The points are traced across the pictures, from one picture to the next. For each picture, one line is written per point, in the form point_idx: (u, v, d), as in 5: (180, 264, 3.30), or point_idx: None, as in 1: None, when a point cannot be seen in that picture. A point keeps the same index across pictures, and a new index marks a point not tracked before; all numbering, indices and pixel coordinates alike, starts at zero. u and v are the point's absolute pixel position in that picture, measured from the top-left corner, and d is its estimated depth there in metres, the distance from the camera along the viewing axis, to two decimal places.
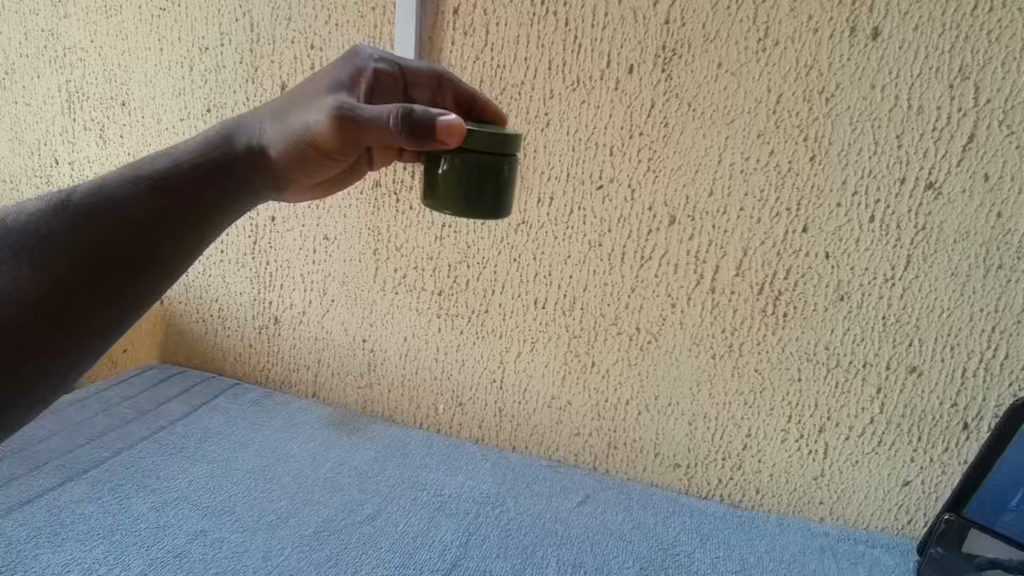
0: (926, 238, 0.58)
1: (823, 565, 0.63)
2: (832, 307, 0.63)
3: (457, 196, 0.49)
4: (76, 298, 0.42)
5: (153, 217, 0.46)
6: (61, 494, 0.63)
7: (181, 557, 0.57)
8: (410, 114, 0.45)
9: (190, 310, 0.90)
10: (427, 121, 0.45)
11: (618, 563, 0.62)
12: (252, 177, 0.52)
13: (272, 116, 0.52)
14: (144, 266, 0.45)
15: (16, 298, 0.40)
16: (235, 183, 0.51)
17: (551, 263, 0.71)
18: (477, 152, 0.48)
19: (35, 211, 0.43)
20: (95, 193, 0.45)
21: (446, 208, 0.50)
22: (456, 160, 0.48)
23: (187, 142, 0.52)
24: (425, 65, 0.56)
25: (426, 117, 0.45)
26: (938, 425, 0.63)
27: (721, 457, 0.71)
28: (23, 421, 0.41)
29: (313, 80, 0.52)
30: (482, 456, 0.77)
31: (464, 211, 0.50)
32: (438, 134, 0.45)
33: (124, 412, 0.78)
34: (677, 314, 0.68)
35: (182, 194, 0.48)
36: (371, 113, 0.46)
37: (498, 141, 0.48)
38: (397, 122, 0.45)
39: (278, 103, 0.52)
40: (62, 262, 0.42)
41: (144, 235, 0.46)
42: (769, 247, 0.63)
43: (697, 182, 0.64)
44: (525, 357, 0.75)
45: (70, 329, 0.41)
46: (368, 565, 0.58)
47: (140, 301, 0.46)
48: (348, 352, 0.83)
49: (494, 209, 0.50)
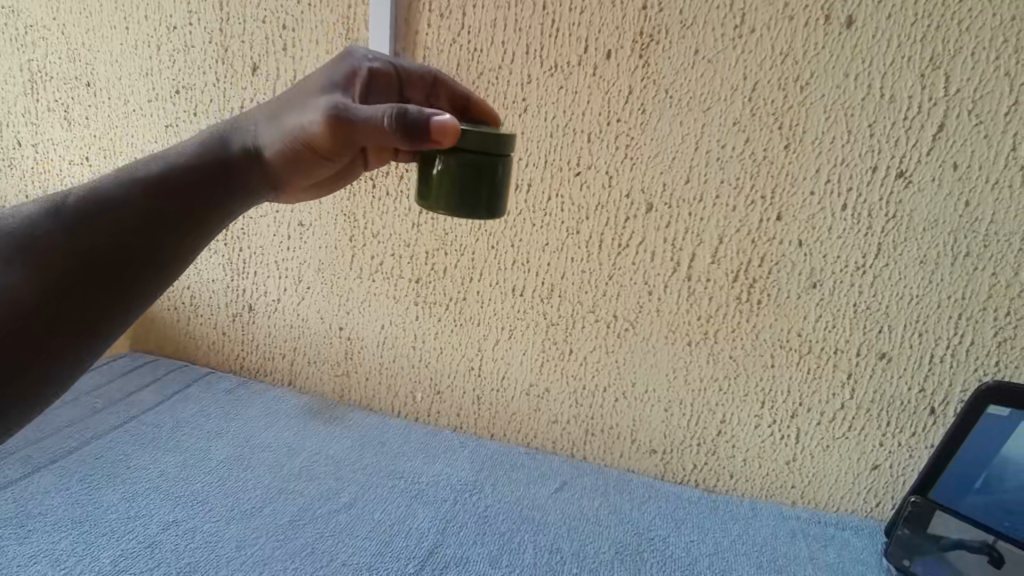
0: (896, 226, 0.59)
1: (794, 548, 0.65)
2: (805, 295, 0.64)
3: (451, 197, 0.48)
4: (72, 304, 0.41)
5: (149, 220, 0.45)
6: (28, 485, 0.62)
7: (152, 547, 0.56)
8: (405, 113, 0.44)
9: (161, 298, 0.89)
10: (420, 120, 0.44)
11: (594, 548, 0.63)
12: (247, 178, 0.51)
13: (266, 117, 0.51)
14: (143, 270, 0.44)
15: (12, 304, 0.38)
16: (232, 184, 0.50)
17: (528, 250, 0.71)
18: (472, 152, 0.47)
19: (29, 214, 0.42)
20: (87, 196, 0.44)
21: (439, 207, 0.49)
22: (451, 161, 0.47)
23: (181, 144, 0.51)
24: (419, 65, 0.56)
25: (420, 117, 0.44)
26: (906, 410, 0.64)
27: (697, 443, 0.72)
28: (14, 428, 0.39)
29: (305, 82, 0.51)
30: (460, 444, 0.77)
31: (457, 211, 0.48)
32: (432, 132, 0.45)
33: (93, 401, 0.76)
34: (654, 302, 0.68)
35: (179, 196, 0.47)
36: (366, 114, 0.45)
37: (492, 140, 0.47)
38: (393, 120, 0.44)
39: (272, 105, 0.52)
40: (55, 269, 0.41)
41: (142, 238, 0.44)
42: (744, 235, 0.63)
43: (673, 169, 0.64)
44: (502, 345, 0.75)
45: (66, 337, 0.40)
46: (345, 554, 0.58)
47: (139, 306, 0.45)
48: (325, 340, 0.82)
49: (488, 209, 0.49)
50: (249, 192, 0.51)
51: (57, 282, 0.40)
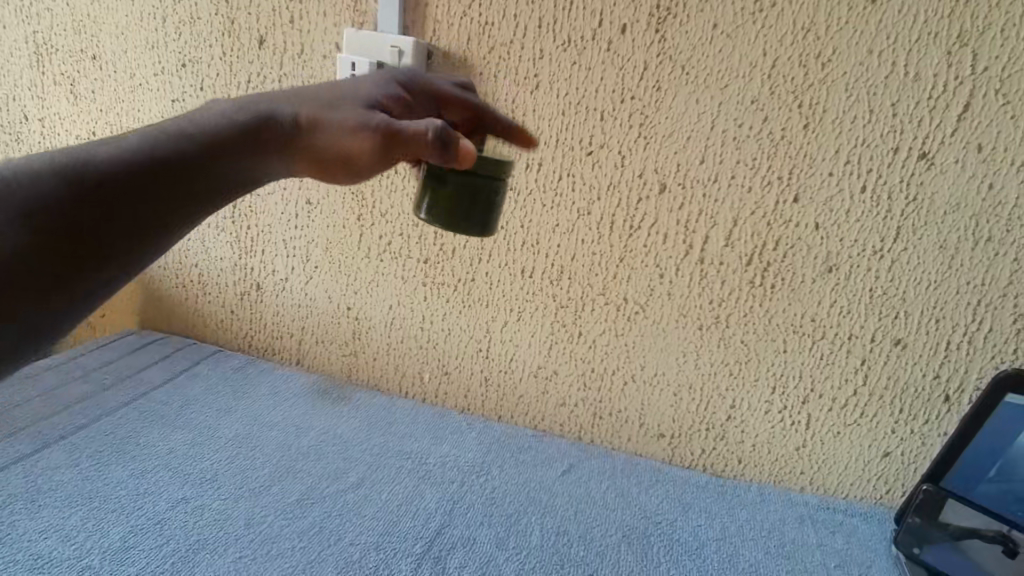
0: (916, 210, 0.58)
1: (802, 534, 0.65)
2: (820, 279, 0.62)
3: (451, 211, 0.52)
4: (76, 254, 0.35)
5: (171, 170, 0.39)
6: (37, 460, 0.62)
7: (162, 524, 0.57)
8: (442, 131, 0.46)
9: (169, 276, 0.87)
10: (453, 141, 0.46)
11: (601, 531, 0.62)
12: (278, 156, 0.45)
13: (297, 100, 0.47)
14: (154, 224, 0.38)
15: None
16: (255, 157, 0.44)
17: (539, 231, 0.70)
18: (478, 175, 0.50)
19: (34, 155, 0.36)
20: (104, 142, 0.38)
21: (439, 220, 0.52)
22: (458, 181, 0.51)
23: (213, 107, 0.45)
24: (452, 88, 0.57)
25: (454, 138, 0.46)
26: (920, 397, 0.64)
27: (705, 427, 0.71)
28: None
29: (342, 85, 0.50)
30: (467, 425, 0.77)
31: (455, 227, 0.52)
32: (461, 152, 0.47)
33: (102, 378, 0.76)
34: (665, 285, 0.67)
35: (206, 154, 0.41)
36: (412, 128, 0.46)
37: (497, 168, 0.51)
38: (439, 136, 0.46)
39: (318, 91, 0.48)
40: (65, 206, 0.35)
41: (158, 199, 0.39)
42: (759, 217, 0.62)
43: (688, 149, 0.62)
44: (511, 327, 0.74)
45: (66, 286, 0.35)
46: (352, 533, 0.58)
47: (140, 265, 0.39)
48: (333, 320, 0.82)
49: (483, 227, 0.53)
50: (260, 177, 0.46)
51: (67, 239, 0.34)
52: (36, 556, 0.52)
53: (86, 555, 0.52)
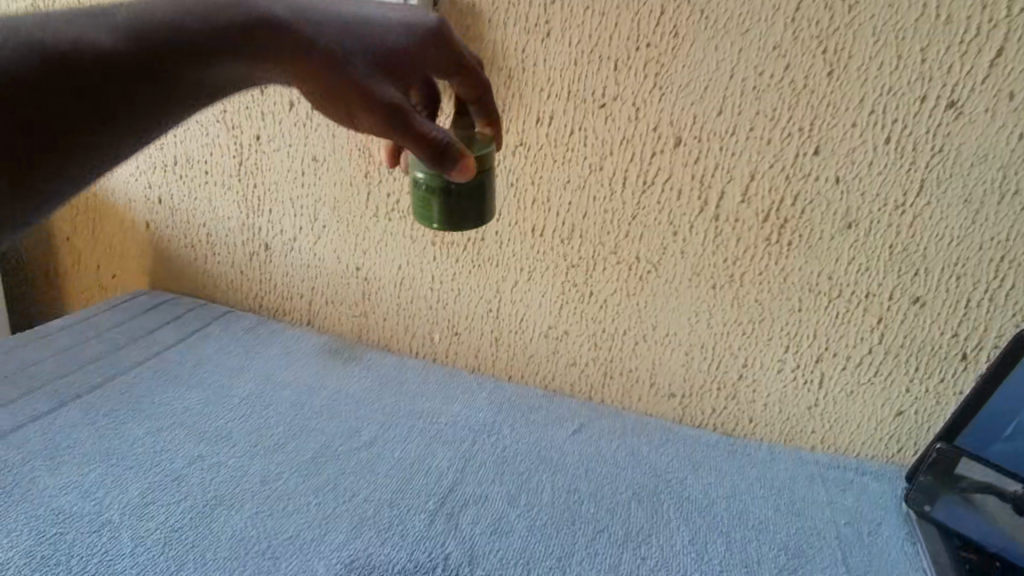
0: (941, 162, 0.56)
1: (812, 492, 0.65)
2: (839, 236, 0.61)
3: (462, 215, 0.51)
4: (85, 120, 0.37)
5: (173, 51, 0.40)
6: (54, 419, 0.63)
7: (179, 481, 0.57)
8: (444, 147, 0.44)
9: (178, 236, 0.86)
10: (455, 158, 0.45)
11: (611, 488, 0.63)
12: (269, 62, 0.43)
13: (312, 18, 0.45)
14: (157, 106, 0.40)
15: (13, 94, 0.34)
16: (255, 62, 0.43)
17: (550, 188, 0.68)
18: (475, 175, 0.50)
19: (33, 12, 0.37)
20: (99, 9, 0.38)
21: (450, 226, 0.52)
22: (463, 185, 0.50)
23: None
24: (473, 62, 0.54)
25: (456, 155, 0.45)
26: (937, 355, 0.63)
27: (717, 387, 0.71)
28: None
29: (383, 26, 0.48)
30: (478, 385, 0.77)
31: (467, 225, 0.52)
32: (456, 171, 0.45)
33: (115, 337, 0.76)
34: (679, 244, 0.66)
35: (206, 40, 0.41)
36: (426, 126, 0.44)
37: (444, 210, 0.51)
38: (449, 150, 0.44)
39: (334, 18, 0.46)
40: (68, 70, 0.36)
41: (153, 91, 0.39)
42: (778, 171, 0.60)
43: (705, 100, 0.60)
44: (521, 286, 0.74)
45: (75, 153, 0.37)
46: (366, 490, 0.59)
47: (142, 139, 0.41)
48: (342, 280, 0.81)
49: (487, 215, 0.53)
50: (251, 80, 0.45)
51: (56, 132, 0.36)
52: (57, 511, 0.53)
53: (105, 510, 0.53)
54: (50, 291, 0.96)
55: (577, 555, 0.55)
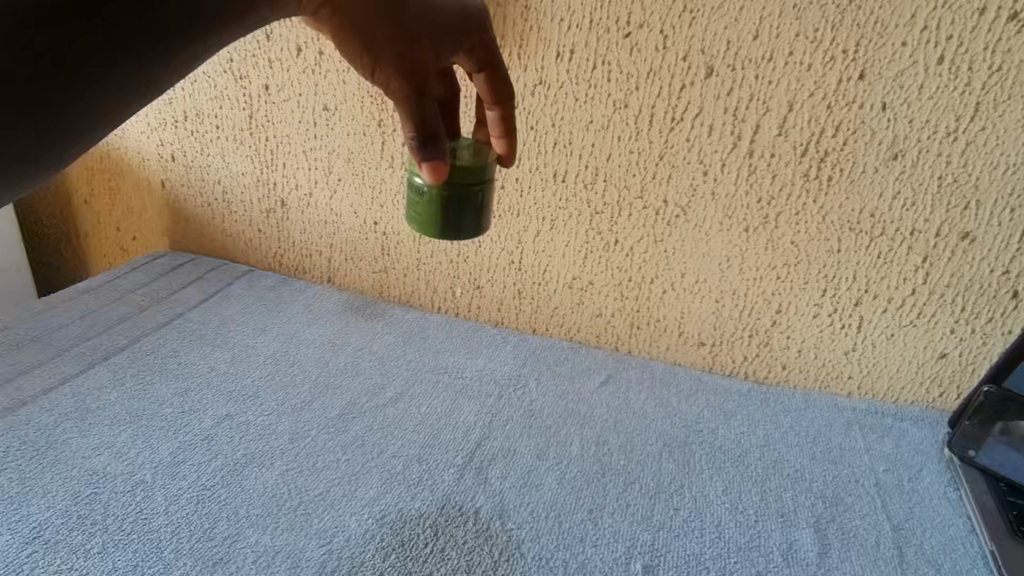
0: (1000, 81, 0.52)
1: (849, 440, 0.63)
2: (884, 168, 0.57)
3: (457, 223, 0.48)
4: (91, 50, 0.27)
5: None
6: (84, 381, 0.63)
7: (209, 440, 0.57)
8: (424, 140, 0.41)
9: (193, 195, 0.85)
10: (432, 156, 0.40)
11: (642, 440, 0.61)
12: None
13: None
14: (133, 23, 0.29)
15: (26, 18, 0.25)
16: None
17: (572, 130, 0.65)
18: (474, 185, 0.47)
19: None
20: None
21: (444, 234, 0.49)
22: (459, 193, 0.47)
23: None
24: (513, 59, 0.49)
25: (432, 154, 0.40)
26: (985, 294, 0.60)
27: (748, 334, 0.69)
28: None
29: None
30: (502, 338, 0.75)
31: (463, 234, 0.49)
32: (426, 165, 0.41)
33: (139, 299, 0.76)
34: (709, 184, 0.63)
35: None
36: (431, 115, 0.41)
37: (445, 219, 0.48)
38: (431, 147, 0.40)
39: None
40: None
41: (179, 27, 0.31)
42: (819, 99, 0.56)
43: (740, 23, 0.56)
44: (544, 236, 0.71)
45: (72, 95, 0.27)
46: (395, 446, 0.58)
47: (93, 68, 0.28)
48: (360, 236, 0.80)
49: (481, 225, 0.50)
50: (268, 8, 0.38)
51: (33, 63, 0.26)
52: (92, 472, 0.53)
53: (138, 470, 0.53)
54: (74, 255, 0.96)
55: (609, 507, 0.54)
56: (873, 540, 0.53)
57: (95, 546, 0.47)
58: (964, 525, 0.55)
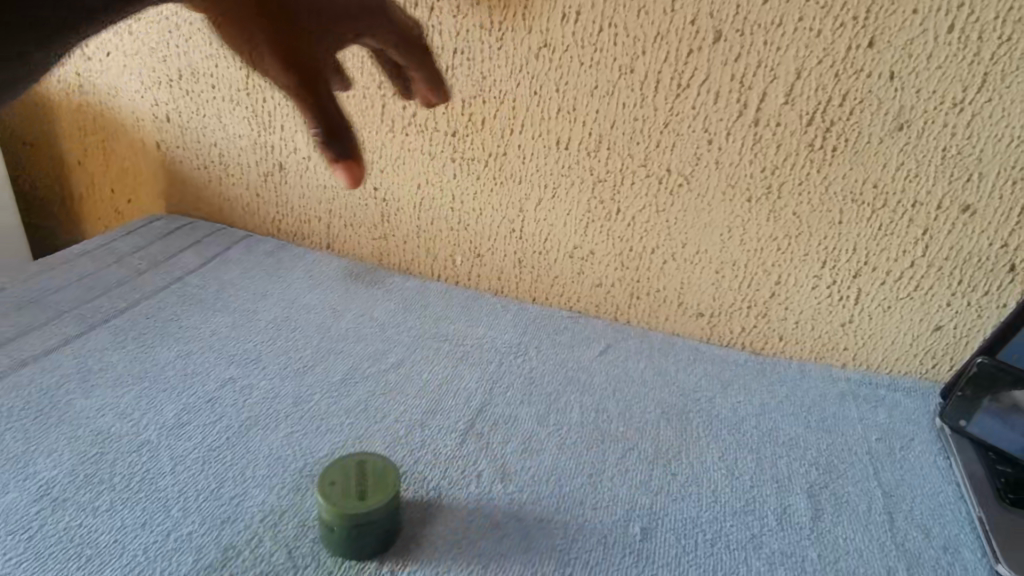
0: (1009, 52, 0.52)
1: (843, 410, 0.64)
2: (888, 139, 0.57)
3: None
4: None
5: None
6: (85, 343, 0.63)
7: (213, 402, 0.58)
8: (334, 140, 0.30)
9: (190, 157, 0.84)
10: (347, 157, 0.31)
11: (641, 408, 0.62)
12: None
13: None
14: None
15: None
16: None
17: (576, 95, 0.64)
18: None
19: None
20: None
21: None
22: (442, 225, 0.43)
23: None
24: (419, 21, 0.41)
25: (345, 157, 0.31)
26: (982, 268, 0.60)
27: (747, 305, 0.69)
28: None
29: None
30: (503, 307, 0.75)
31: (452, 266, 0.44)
32: (341, 171, 0.31)
33: (137, 263, 0.76)
34: (713, 153, 0.62)
35: None
36: (333, 101, 0.30)
37: None
38: (340, 146, 0.30)
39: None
40: None
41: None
42: (827, 67, 0.56)
43: None
44: (545, 204, 0.71)
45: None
46: (398, 410, 0.59)
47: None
48: (360, 202, 0.79)
49: None
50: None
51: None
52: (96, 432, 0.53)
53: (142, 432, 0.54)
54: (68, 218, 0.95)
55: (609, 472, 0.55)
56: (864, 506, 0.54)
57: (103, 503, 0.47)
58: (953, 492, 0.56)
